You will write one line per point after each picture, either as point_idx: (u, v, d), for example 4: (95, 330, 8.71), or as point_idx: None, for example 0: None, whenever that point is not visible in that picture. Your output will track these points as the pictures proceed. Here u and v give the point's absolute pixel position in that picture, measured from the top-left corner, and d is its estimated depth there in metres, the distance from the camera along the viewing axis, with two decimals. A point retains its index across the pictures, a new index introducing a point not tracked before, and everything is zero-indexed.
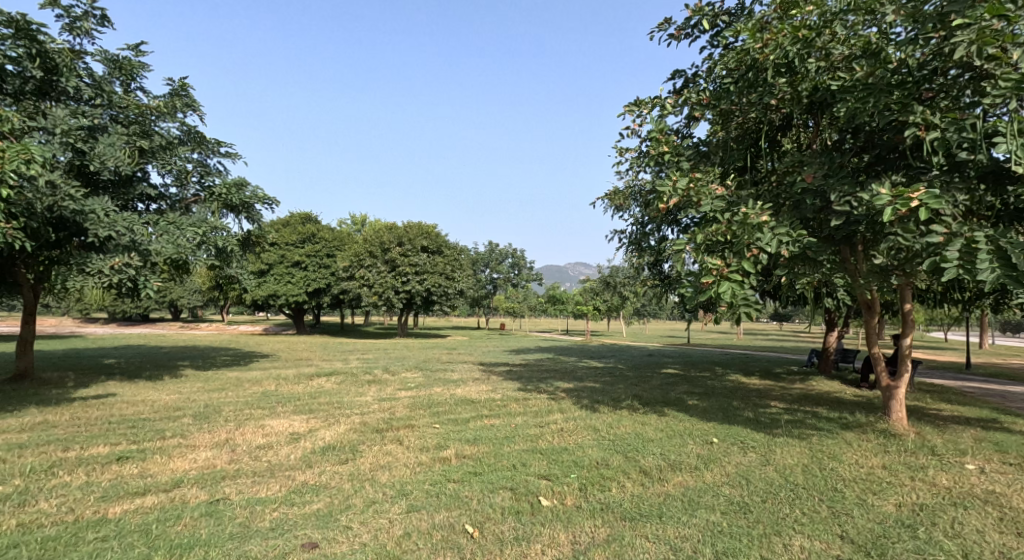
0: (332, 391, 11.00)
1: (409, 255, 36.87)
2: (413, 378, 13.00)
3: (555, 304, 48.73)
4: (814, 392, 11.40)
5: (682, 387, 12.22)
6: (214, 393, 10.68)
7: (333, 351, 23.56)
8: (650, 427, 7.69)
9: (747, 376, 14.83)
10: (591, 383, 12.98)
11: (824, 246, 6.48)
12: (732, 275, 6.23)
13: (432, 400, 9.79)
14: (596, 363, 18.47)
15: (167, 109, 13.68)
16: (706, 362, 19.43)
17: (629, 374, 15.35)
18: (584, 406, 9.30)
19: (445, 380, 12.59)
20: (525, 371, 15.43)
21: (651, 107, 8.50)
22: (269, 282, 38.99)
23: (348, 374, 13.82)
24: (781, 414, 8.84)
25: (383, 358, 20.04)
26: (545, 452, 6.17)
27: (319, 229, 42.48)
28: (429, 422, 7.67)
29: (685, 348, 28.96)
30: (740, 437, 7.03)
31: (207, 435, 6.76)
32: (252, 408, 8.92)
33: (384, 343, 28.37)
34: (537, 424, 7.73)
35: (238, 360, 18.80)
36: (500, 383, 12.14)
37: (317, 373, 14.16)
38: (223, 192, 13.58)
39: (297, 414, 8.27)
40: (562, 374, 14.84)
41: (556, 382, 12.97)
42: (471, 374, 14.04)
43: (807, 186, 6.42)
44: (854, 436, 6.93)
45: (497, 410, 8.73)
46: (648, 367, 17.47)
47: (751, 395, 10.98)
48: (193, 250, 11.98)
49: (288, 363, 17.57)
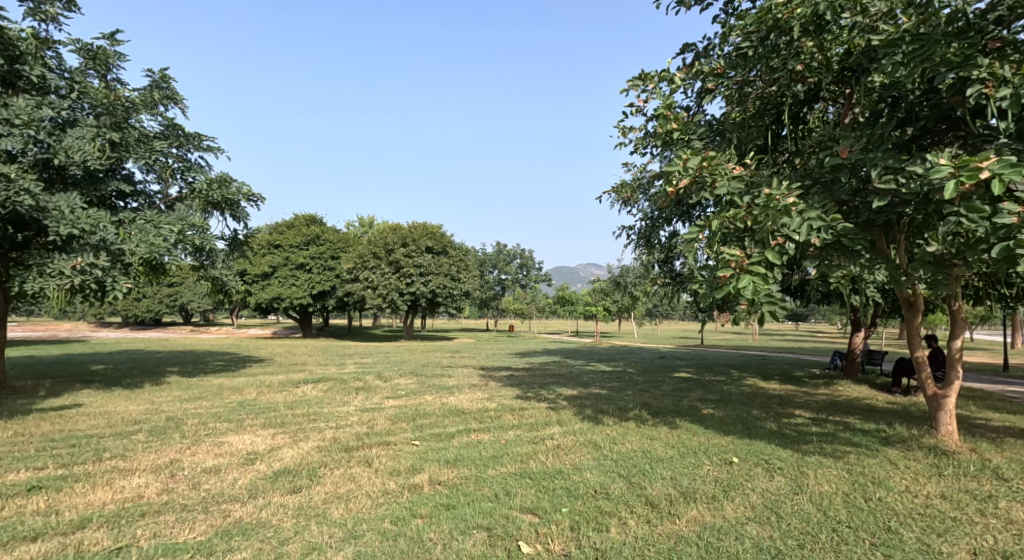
0: (315, 400, 10.17)
1: (414, 255, 36.08)
2: (407, 385, 12.14)
3: (565, 305, 47.73)
4: (842, 400, 10.39)
5: (696, 394, 11.25)
6: (188, 404, 9.88)
7: (331, 355, 22.79)
8: (660, 443, 6.76)
9: (766, 380, 13.81)
10: (598, 389, 12.04)
11: (863, 233, 5.50)
12: (754, 269, 5.31)
13: (420, 410, 8.91)
14: (604, 367, 17.52)
15: (145, 102, 12.89)
16: (721, 365, 18.42)
17: (639, 379, 14.38)
18: (587, 416, 8.38)
19: (440, 388, 11.70)
20: (528, 376, 14.51)
21: (659, 81, 7.54)
22: (273, 285, 38.40)
23: (339, 381, 12.98)
24: (808, 425, 7.86)
25: (382, 363, 19.19)
26: (534, 478, 5.28)
27: (324, 230, 42.16)
28: (409, 438, 6.79)
29: (699, 349, 27.86)
30: (764, 455, 6.09)
31: (150, 457, 5.92)
32: (218, 421, 8.09)
33: (385, 346, 27.57)
34: (531, 440, 6.82)
35: (230, 365, 18.03)
36: (498, 391, 11.25)
37: (307, 380, 13.33)
38: (204, 188, 12.86)
39: (264, 429, 7.41)
40: (567, 379, 13.90)
41: (559, 389, 12.05)
42: (469, 379, 13.16)
43: (842, 162, 5.45)
44: (898, 454, 5.96)
45: (489, 423, 7.83)
46: (659, 371, 16.51)
47: (772, 403, 9.98)
48: (169, 249, 11.21)
49: (281, 369, 16.77)
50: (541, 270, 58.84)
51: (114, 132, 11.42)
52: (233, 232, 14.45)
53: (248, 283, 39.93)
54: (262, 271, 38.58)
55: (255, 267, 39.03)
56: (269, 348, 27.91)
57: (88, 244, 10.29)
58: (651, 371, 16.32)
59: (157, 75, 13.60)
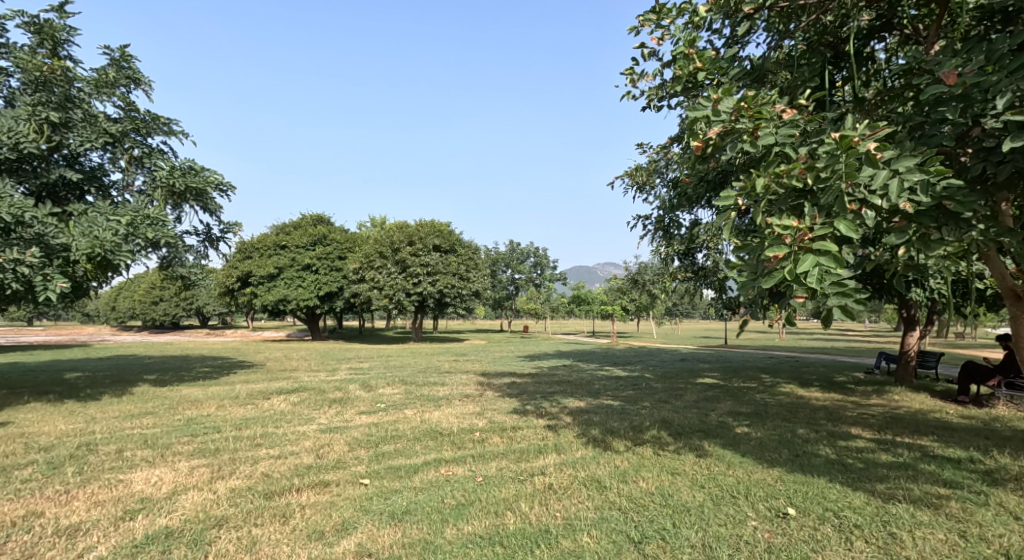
0: (277, 416, 8.73)
1: (421, 254, 34.75)
2: (392, 396, 10.69)
3: (581, 305, 46.09)
4: (902, 414, 8.75)
5: (725, 406, 9.63)
6: (129, 421, 8.50)
7: (327, 359, 21.44)
8: (685, 481, 5.20)
9: (804, 389, 12.15)
10: (610, 400, 10.45)
11: (976, 194, 3.87)
12: (820, 247, 3.74)
13: (392, 430, 7.41)
14: (618, 372, 15.93)
15: (101, 83, 11.32)
16: (748, 369, 16.75)
17: (657, 385, 12.77)
18: (594, 439, 6.83)
19: (427, 400, 10.23)
20: (532, 383, 13.00)
21: (678, 14, 5.92)
22: (279, 287, 37.29)
23: (321, 390, 11.64)
24: (876, 453, 6.24)
25: (378, 368, 17.77)
26: (508, 547, 3.79)
27: (331, 231, 41.05)
28: (359, 476, 5.30)
29: (723, 350, 26.07)
30: (829, 503, 4.51)
31: (7, 507, 4.50)
32: (143, 444, 6.65)
33: (388, 349, 26.15)
34: (519, 477, 5.28)
35: (214, 372, 16.73)
36: (493, 404, 9.74)
37: (285, 389, 12.00)
38: (165, 176, 11.28)
39: (189, 458, 5.97)
40: (575, 387, 12.35)
41: (565, 399, 10.48)
42: (463, 388, 11.65)
43: (948, 92, 3.82)
44: (1019, 502, 4.37)
45: (470, 449, 6.30)
46: (680, 376, 14.89)
47: (820, 419, 8.33)
48: (119, 244, 9.78)
49: (265, 375, 15.43)
50: (555, 270, 57.20)
51: (54, 111, 9.95)
52: (207, 227, 13.13)
53: (253, 284, 38.87)
54: (268, 272, 37.52)
55: (260, 269, 37.99)
56: (269, 351, 26.74)
57: (19, 238, 9.02)
58: (671, 377, 14.70)
59: (118, 53, 11.87)
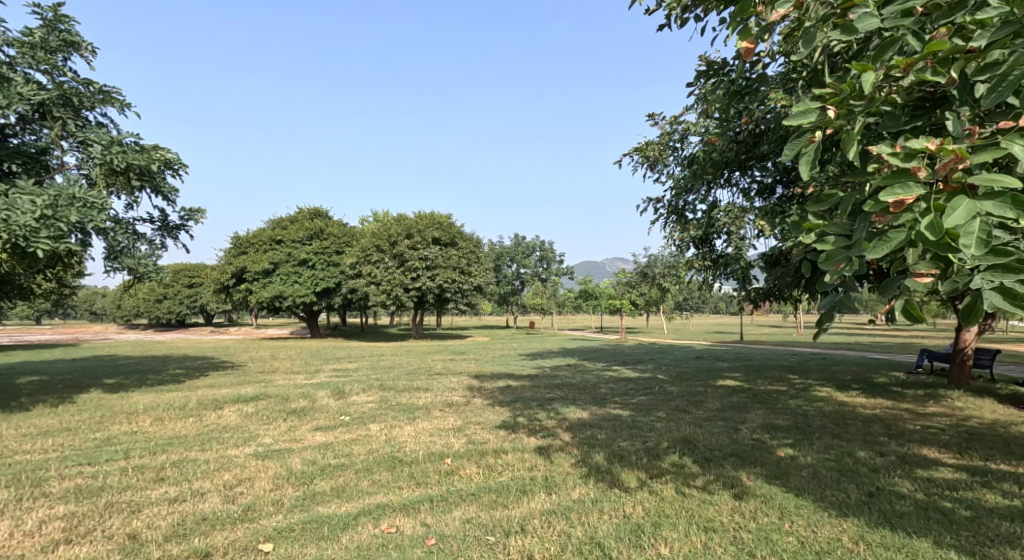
0: (219, 433, 7.27)
1: (419, 247, 33.43)
2: (364, 405, 9.19)
3: (589, 299, 44.57)
4: (978, 427, 7.15)
5: (757, 419, 8.07)
6: (35, 441, 7.04)
7: (314, 359, 19.98)
8: (725, 545, 3.66)
9: (843, 393, 10.57)
10: (618, 410, 8.91)
11: None
12: (982, 185, 2.16)
13: (344, 455, 5.91)
14: (627, 373, 14.35)
15: (29, 45, 9.74)
16: (771, 369, 15.12)
17: (672, 389, 11.22)
18: (598, 470, 5.29)
19: (404, 410, 8.71)
20: (530, 387, 11.47)
21: None
22: (275, 283, 35.88)
23: (286, 397, 10.16)
24: (975, 491, 4.68)
25: (365, 369, 16.27)
26: None
27: (328, 225, 39.64)
28: (263, 537, 3.79)
29: (739, 347, 24.57)
30: None
31: None
32: (12, 479, 5.15)
33: (383, 348, 24.75)
34: (489, 539, 3.76)
35: (186, 375, 15.36)
36: (478, 416, 8.21)
37: (245, 396, 10.53)
38: (101, 151, 9.57)
39: (51, 504, 4.46)
40: (578, 392, 10.79)
41: (565, 409, 8.94)
42: (450, 395, 10.14)
43: None
44: None
45: (433, 488, 4.78)
46: (698, 377, 13.36)
47: (879, 436, 6.78)
48: (31, 229, 8.17)
49: (237, 378, 14.00)
50: (562, 264, 55.83)
51: None
52: (162, 214, 11.64)
53: (248, 280, 37.53)
54: (263, 268, 36.15)
55: (254, 264, 36.62)
56: (259, 350, 25.39)
57: None
58: (686, 378, 13.12)
59: (54, 13, 10.28)
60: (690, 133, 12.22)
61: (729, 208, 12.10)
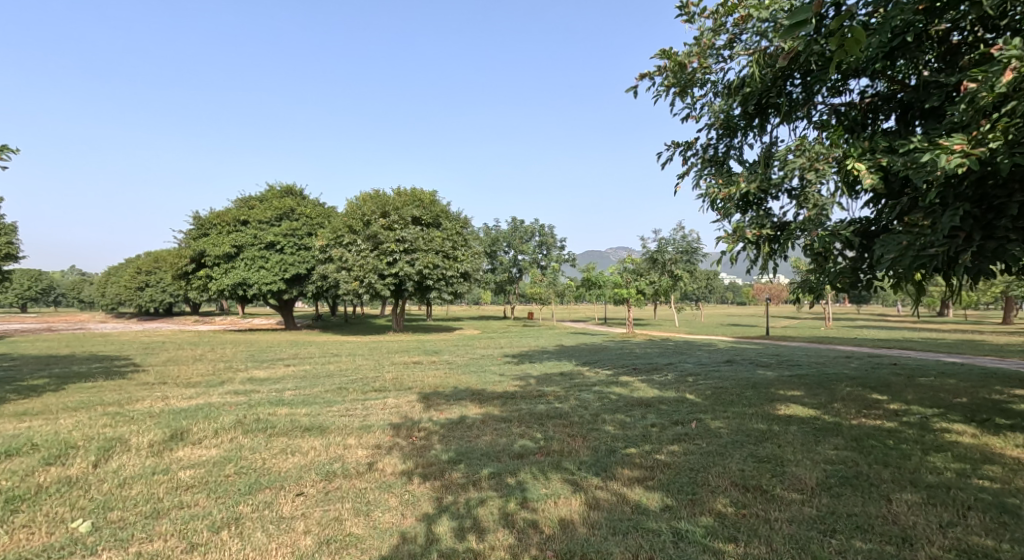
0: None
1: (396, 228, 29.02)
2: (174, 475, 5.01)
3: (591, 289, 40.60)
4: None
5: (928, 526, 4.01)
6: None
7: (243, 361, 15.76)
8: None
9: (1006, 442, 6.50)
10: (640, 490, 4.76)
11: None
12: None
13: None
14: (642, 389, 10.17)
15: None
16: (838, 384, 10.94)
17: (719, 430, 7.10)
18: None
19: (229, 496, 4.55)
20: (494, 424, 7.28)
21: None
22: (238, 269, 31.79)
23: (77, 445, 6.00)
24: None
25: (289, 380, 12.11)
26: None
27: (300, 204, 35.50)
28: None
29: (772, 345, 20.50)
30: None
31: None
32: None
33: (342, 346, 20.59)
34: None
35: (36, 385, 11.16)
36: (358, 523, 4.05)
37: (17, 440, 6.31)
38: None
39: None
40: (572, 436, 6.61)
41: (540, 487, 4.81)
42: (347, 449, 5.93)
43: None
44: None
45: None
46: (749, 399, 9.24)
47: None
48: None
49: (89, 396, 9.83)
50: (563, 251, 51.92)
51: None
52: None
53: (208, 266, 33.31)
54: (224, 251, 31.98)
55: (214, 248, 32.38)
56: (199, 346, 21.25)
57: None
58: (729, 401, 8.97)
59: None
60: (745, 36, 8.11)
61: (802, 147, 8.00)
